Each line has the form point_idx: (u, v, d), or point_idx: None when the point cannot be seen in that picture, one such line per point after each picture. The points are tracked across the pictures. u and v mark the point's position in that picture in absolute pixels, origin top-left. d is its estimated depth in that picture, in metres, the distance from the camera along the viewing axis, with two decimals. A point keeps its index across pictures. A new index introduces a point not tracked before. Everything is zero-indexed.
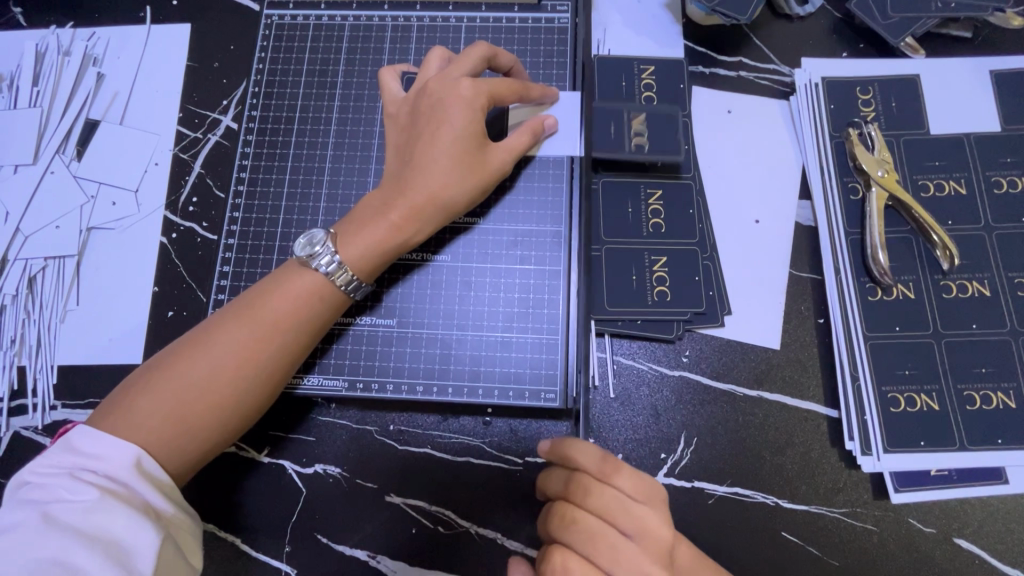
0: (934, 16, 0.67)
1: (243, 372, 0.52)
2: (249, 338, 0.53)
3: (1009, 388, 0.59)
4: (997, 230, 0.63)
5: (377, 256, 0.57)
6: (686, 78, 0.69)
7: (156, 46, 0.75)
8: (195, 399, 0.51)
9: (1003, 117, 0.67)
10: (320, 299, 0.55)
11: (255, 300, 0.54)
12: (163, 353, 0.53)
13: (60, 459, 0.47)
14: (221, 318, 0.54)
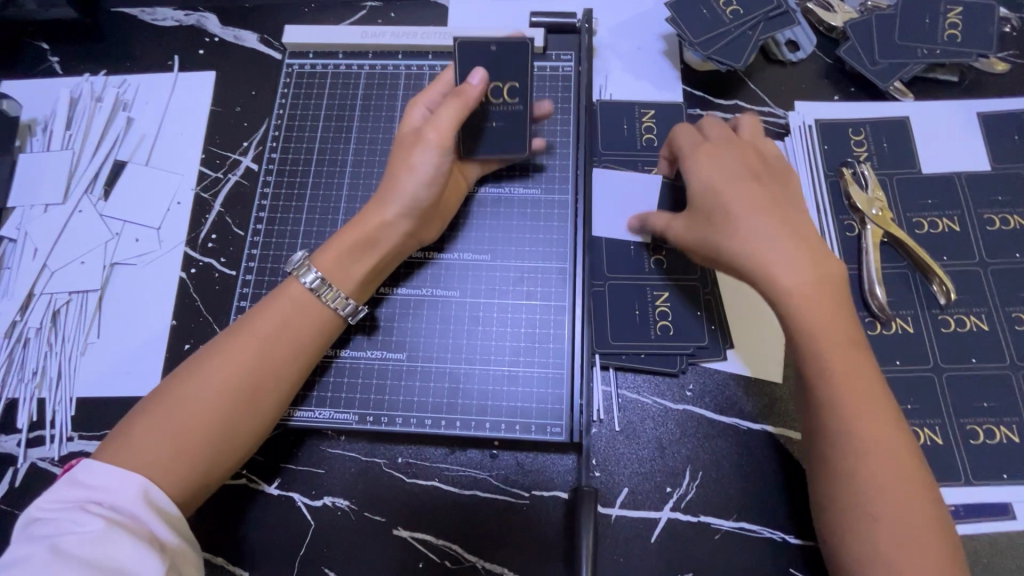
0: (921, 63, 0.71)
1: (235, 385, 0.54)
2: (240, 353, 0.55)
3: (1012, 422, 0.60)
4: (992, 266, 0.65)
5: (341, 265, 0.59)
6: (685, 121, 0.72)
7: (183, 93, 0.79)
8: (188, 417, 0.52)
9: (992, 157, 0.69)
10: (307, 315, 0.58)
11: (245, 322, 0.57)
12: (160, 386, 0.54)
13: (67, 493, 0.48)
14: (214, 344, 0.56)
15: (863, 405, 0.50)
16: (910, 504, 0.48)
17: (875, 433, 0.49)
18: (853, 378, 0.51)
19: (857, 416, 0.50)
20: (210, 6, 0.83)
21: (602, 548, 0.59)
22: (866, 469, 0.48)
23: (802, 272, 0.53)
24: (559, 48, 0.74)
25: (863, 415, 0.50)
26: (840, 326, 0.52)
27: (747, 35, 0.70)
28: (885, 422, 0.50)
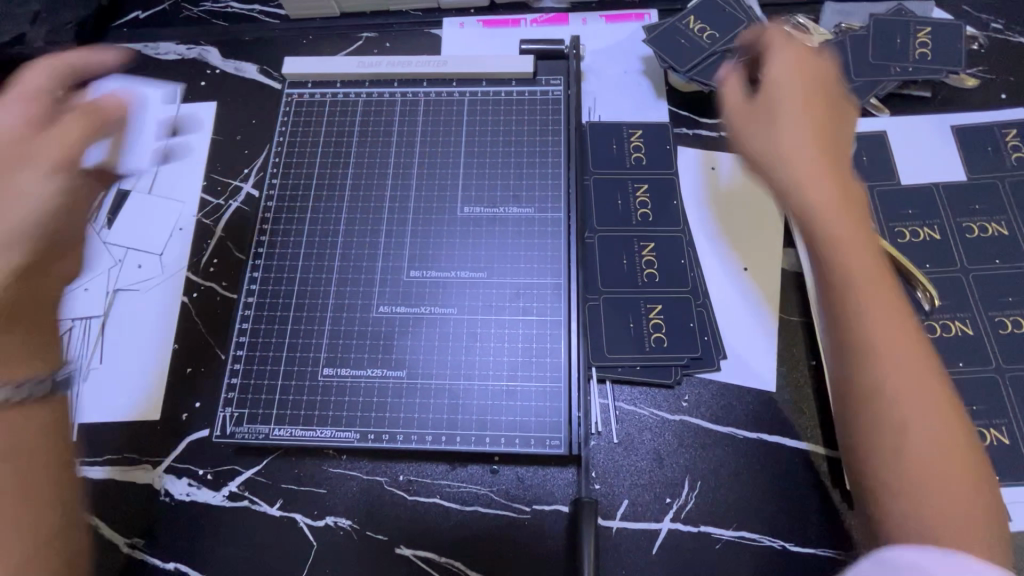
0: (894, 80, 0.74)
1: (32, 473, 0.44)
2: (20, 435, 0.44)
3: (1001, 424, 0.61)
4: (973, 273, 0.67)
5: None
6: (671, 140, 0.75)
7: (186, 123, 0.82)
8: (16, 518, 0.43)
9: (968, 167, 0.72)
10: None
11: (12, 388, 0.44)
12: None
13: None
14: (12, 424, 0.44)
15: (910, 410, 0.44)
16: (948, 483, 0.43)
17: (923, 424, 0.44)
18: (889, 329, 0.46)
19: (914, 410, 0.44)
20: (211, 40, 0.86)
21: (604, 561, 0.59)
22: (907, 462, 0.43)
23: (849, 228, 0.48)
24: (549, 73, 0.77)
25: (908, 394, 0.44)
26: (884, 301, 0.46)
27: (727, 56, 0.74)
28: (934, 417, 0.44)
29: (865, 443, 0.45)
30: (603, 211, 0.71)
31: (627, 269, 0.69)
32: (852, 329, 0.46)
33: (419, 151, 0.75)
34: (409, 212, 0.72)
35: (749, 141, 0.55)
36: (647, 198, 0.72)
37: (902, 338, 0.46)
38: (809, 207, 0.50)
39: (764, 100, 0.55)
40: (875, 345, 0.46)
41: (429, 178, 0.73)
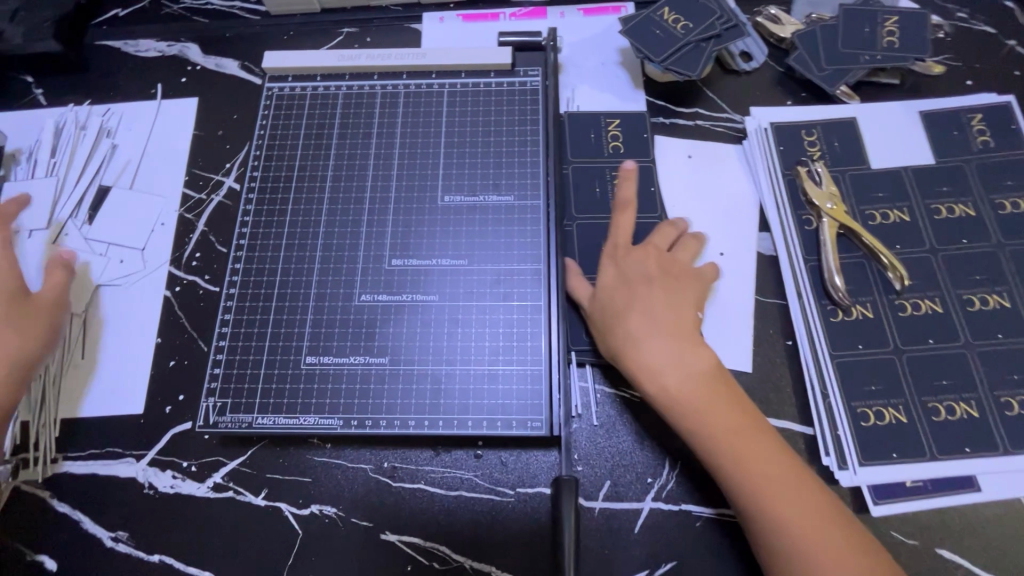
0: (864, 67, 0.76)
1: None
2: None
3: (971, 398, 0.63)
4: (942, 252, 0.69)
5: None
6: (649, 128, 0.76)
7: (166, 119, 0.82)
8: None
9: (935, 151, 0.74)
10: None
11: None
12: None
13: None
14: None
15: (784, 501, 0.54)
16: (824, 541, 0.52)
17: (811, 530, 0.52)
18: (729, 420, 0.57)
19: (803, 524, 0.53)
20: (191, 37, 0.86)
21: (588, 541, 0.60)
22: (783, 529, 0.53)
23: (689, 381, 0.59)
24: (527, 65, 0.79)
25: (808, 535, 0.52)
26: (728, 409, 0.58)
27: (701, 46, 0.75)
28: (804, 495, 0.54)
29: (761, 524, 0.54)
30: (582, 199, 0.73)
31: None
32: (748, 502, 0.54)
33: (400, 143, 0.75)
34: (390, 203, 0.72)
35: (619, 351, 0.61)
36: None
37: (753, 442, 0.57)
38: (681, 423, 0.58)
39: (614, 301, 0.63)
40: (767, 510, 0.54)
41: (409, 169, 0.74)
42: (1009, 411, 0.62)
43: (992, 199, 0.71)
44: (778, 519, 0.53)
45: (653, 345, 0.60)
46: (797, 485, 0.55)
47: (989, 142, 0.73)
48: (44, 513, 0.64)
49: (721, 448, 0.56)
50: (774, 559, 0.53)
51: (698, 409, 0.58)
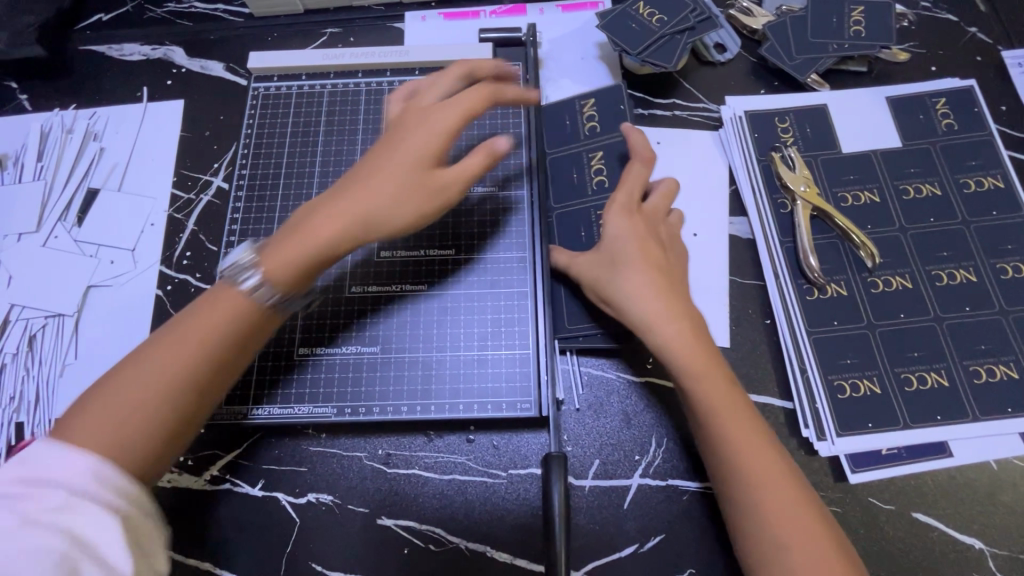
0: (832, 56, 0.79)
1: (161, 410, 0.48)
2: (176, 355, 0.50)
3: (941, 368, 0.66)
4: (911, 231, 0.72)
5: (291, 266, 0.54)
6: (625, 99, 0.77)
7: (153, 121, 0.83)
8: (150, 423, 0.48)
9: (903, 134, 0.77)
10: (246, 316, 0.53)
11: (176, 331, 0.51)
12: (136, 404, 0.48)
13: (9, 475, 0.42)
14: (141, 351, 0.50)
15: (752, 451, 0.54)
16: (809, 518, 0.52)
17: (772, 481, 0.53)
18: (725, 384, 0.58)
19: (765, 476, 0.53)
20: (176, 39, 0.87)
21: (579, 518, 0.62)
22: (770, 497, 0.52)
23: (681, 331, 0.59)
24: (508, 60, 0.81)
25: (768, 486, 0.53)
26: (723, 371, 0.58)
27: (676, 38, 0.77)
28: (778, 460, 0.54)
29: (746, 489, 0.53)
30: (561, 184, 0.74)
31: (585, 238, 0.71)
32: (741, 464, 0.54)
33: (385, 139, 0.77)
34: None
35: (623, 300, 0.61)
36: (602, 165, 0.74)
37: (744, 410, 0.57)
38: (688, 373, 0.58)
39: (619, 254, 0.63)
40: (737, 460, 0.54)
41: None
42: (977, 379, 0.65)
43: (957, 179, 0.74)
44: (742, 466, 0.54)
45: (650, 295, 0.60)
46: (764, 440, 0.55)
47: (954, 124, 0.77)
48: None
49: (702, 399, 0.57)
50: (749, 513, 0.52)
51: (701, 364, 0.58)
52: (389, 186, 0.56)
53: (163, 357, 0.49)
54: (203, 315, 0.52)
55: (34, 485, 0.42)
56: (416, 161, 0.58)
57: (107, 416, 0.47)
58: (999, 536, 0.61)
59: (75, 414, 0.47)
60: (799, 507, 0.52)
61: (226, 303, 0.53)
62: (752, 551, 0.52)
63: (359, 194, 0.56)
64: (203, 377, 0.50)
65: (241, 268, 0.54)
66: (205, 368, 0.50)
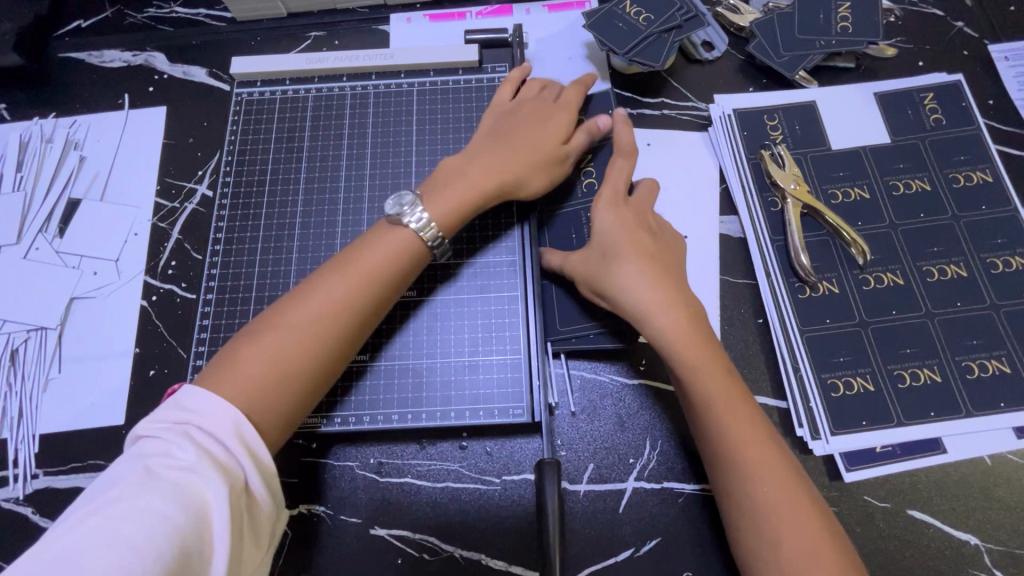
0: (820, 52, 0.78)
1: (303, 352, 0.54)
2: (338, 288, 0.56)
3: (933, 364, 0.65)
4: (901, 227, 0.71)
5: (461, 210, 0.63)
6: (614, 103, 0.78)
7: (135, 128, 0.82)
8: (282, 360, 0.53)
9: (891, 130, 0.77)
10: (404, 257, 0.60)
11: (350, 258, 0.59)
12: (286, 340, 0.53)
13: (168, 415, 0.49)
14: (319, 276, 0.58)
15: (747, 444, 0.54)
16: (806, 515, 0.51)
17: (766, 474, 0.52)
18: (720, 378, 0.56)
19: (759, 468, 0.53)
20: (157, 45, 0.86)
21: (574, 523, 0.62)
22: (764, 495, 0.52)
23: (675, 321, 0.58)
24: (494, 61, 0.80)
25: (763, 478, 0.52)
26: (717, 363, 0.57)
27: (663, 37, 0.77)
28: (773, 455, 0.53)
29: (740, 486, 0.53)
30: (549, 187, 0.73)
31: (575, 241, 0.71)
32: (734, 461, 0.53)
33: (372, 143, 0.76)
34: (366, 203, 0.73)
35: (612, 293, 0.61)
36: (591, 168, 0.73)
37: (740, 404, 0.56)
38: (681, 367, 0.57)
39: (607, 249, 0.62)
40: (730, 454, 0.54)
41: (383, 169, 0.75)
42: (969, 374, 0.65)
43: (947, 173, 0.74)
44: (737, 462, 0.53)
45: (642, 289, 0.59)
46: (761, 431, 0.55)
47: (942, 119, 0.76)
48: (30, 530, 0.64)
49: (698, 390, 0.56)
50: (743, 513, 0.52)
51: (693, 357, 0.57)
52: (525, 157, 0.66)
53: (339, 291, 0.56)
54: (354, 265, 0.58)
55: (185, 425, 0.48)
56: (536, 136, 0.68)
57: (265, 357, 0.52)
58: (995, 531, 0.61)
59: (238, 351, 0.53)
60: (796, 506, 0.51)
61: (391, 241, 0.60)
62: (749, 552, 0.52)
63: (500, 158, 0.66)
64: (357, 314, 0.57)
65: (407, 209, 0.61)
66: (354, 312, 0.56)
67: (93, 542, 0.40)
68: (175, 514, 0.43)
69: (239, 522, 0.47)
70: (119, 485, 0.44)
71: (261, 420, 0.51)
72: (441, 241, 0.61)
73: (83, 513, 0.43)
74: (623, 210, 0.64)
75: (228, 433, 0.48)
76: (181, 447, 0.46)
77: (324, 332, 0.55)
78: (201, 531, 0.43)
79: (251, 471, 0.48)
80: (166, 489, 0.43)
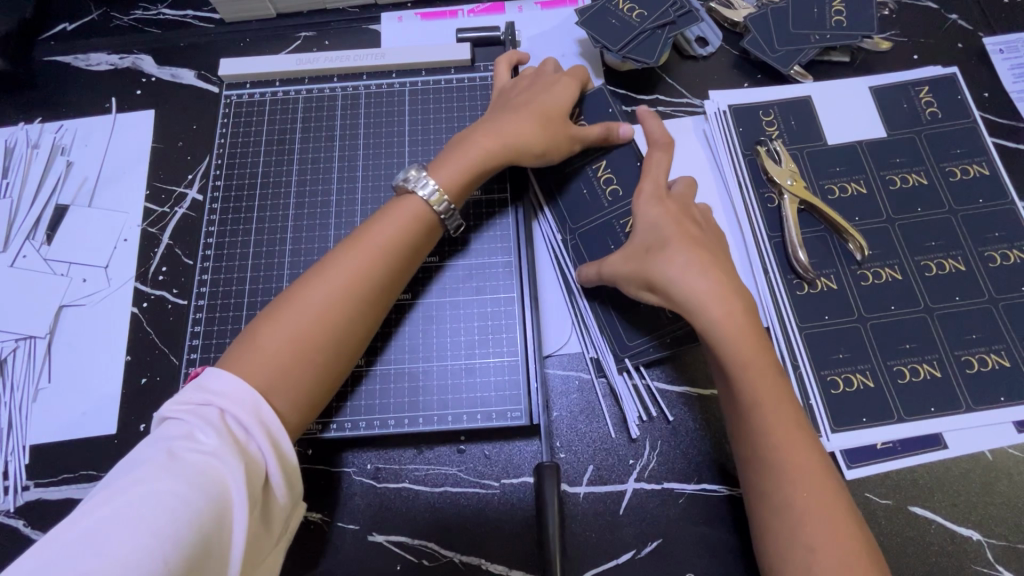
0: (814, 47, 0.78)
1: (321, 334, 0.53)
2: (350, 265, 0.56)
3: (933, 359, 0.65)
4: (898, 221, 0.71)
5: (462, 182, 0.62)
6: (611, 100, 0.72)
7: (123, 132, 0.80)
8: (301, 341, 0.53)
9: (887, 124, 0.76)
10: (421, 237, 0.60)
11: (359, 236, 0.59)
12: (301, 321, 0.53)
13: (192, 397, 0.48)
14: (330, 256, 0.57)
15: (792, 444, 0.52)
16: (840, 518, 0.50)
17: (805, 478, 0.51)
18: (770, 373, 0.55)
19: (798, 474, 0.51)
20: (144, 48, 0.84)
21: (574, 527, 0.61)
22: (802, 499, 0.50)
23: (733, 312, 0.55)
24: (487, 60, 0.79)
25: (801, 483, 0.51)
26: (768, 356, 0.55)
27: (657, 33, 0.76)
28: (816, 456, 0.52)
29: (780, 490, 0.51)
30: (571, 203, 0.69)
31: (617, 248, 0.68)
32: (779, 461, 0.52)
33: (364, 145, 0.75)
34: (359, 205, 0.72)
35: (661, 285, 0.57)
36: (610, 173, 0.69)
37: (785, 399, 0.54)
38: (734, 361, 0.54)
39: (652, 241, 0.60)
40: (775, 453, 0.52)
41: (375, 170, 0.74)
42: (969, 369, 0.65)
43: (943, 167, 0.73)
44: (780, 462, 0.52)
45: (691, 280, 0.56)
46: (803, 432, 0.53)
47: (938, 113, 0.76)
48: (21, 543, 0.63)
49: (744, 387, 0.54)
50: (778, 516, 0.51)
51: (747, 351, 0.55)
52: (533, 128, 0.65)
53: (352, 270, 0.56)
54: (367, 245, 0.58)
55: (209, 405, 0.47)
56: (547, 108, 0.66)
57: (284, 333, 0.52)
58: (996, 526, 0.60)
59: (257, 329, 0.53)
60: (834, 506, 0.50)
61: (404, 216, 0.59)
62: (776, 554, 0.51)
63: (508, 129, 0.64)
64: (374, 295, 0.57)
65: (415, 179, 0.61)
66: (370, 291, 0.56)
67: (110, 526, 0.39)
68: (196, 498, 0.42)
69: (255, 509, 0.46)
70: (141, 468, 0.43)
71: (276, 397, 0.51)
72: (451, 210, 0.61)
73: (100, 497, 0.41)
74: (664, 202, 0.62)
75: (250, 416, 0.47)
76: (203, 431, 0.45)
77: (342, 310, 0.55)
78: (221, 516, 0.43)
79: (271, 457, 0.47)
80: (187, 473, 0.43)
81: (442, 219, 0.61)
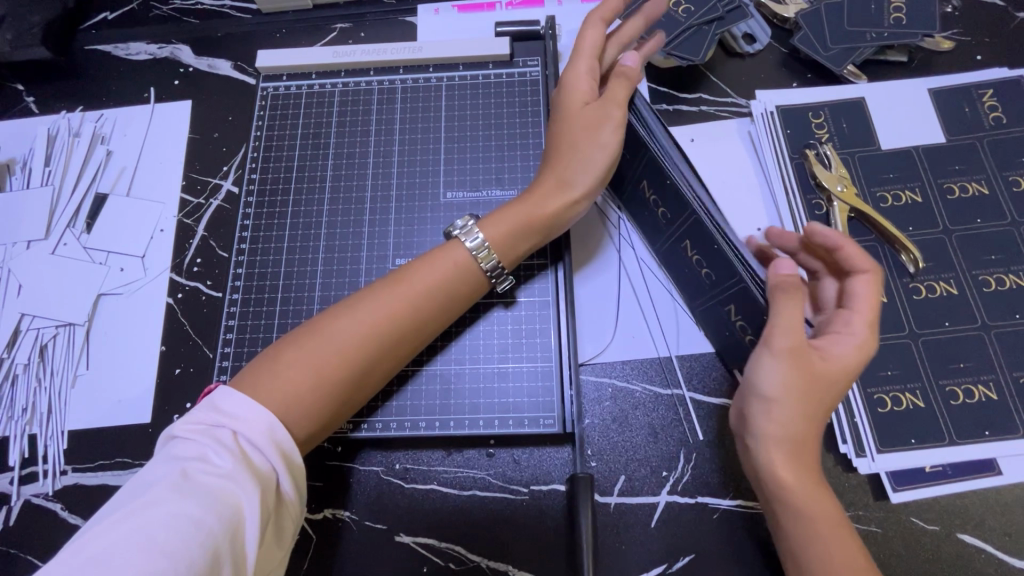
0: (871, 45, 0.74)
1: (344, 364, 0.53)
2: (379, 303, 0.56)
3: (989, 380, 0.62)
4: (955, 233, 0.67)
5: (518, 238, 0.61)
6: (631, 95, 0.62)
7: (160, 123, 0.81)
8: (325, 374, 0.52)
9: (947, 129, 0.72)
10: (462, 273, 0.59)
11: (392, 276, 0.58)
12: (325, 357, 0.53)
13: (206, 416, 0.49)
14: (358, 295, 0.57)
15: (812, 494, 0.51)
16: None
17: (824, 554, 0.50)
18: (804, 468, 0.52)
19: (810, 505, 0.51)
20: (182, 38, 0.84)
21: (603, 537, 0.60)
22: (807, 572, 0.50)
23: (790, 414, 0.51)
24: (526, 54, 0.77)
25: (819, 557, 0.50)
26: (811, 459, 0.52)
27: (704, 30, 0.73)
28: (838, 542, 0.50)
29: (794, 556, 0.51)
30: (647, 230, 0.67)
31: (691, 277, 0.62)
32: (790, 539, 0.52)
33: (399, 139, 0.74)
34: (392, 201, 0.72)
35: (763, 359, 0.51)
36: (655, 197, 0.61)
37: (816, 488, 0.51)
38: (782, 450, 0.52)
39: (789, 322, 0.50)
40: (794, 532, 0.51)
41: (410, 166, 0.73)
42: None
43: (1006, 176, 0.69)
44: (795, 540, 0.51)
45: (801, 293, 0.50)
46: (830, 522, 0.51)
47: (1003, 118, 0.72)
48: (57, 525, 0.64)
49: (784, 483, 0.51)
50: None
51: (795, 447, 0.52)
52: (583, 148, 0.61)
53: (383, 304, 0.56)
54: (400, 282, 0.57)
55: (224, 426, 0.48)
56: (581, 116, 0.62)
57: (308, 366, 0.52)
58: None
59: (279, 355, 0.53)
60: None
61: (445, 261, 0.59)
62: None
63: (564, 163, 0.62)
64: (405, 328, 0.56)
65: (467, 231, 0.60)
66: (398, 322, 0.56)
67: (124, 548, 0.40)
68: (210, 519, 0.42)
69: (269, 523, 0.47)
70: (153, 489, 0.43)
71: (297, 419, 0.51)
72: (499, 270, 0.60)
73: (115, 517, 0.42)
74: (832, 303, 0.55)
75: (262, 436, 0.48)
76: (215, 452, 0.46)
77: (365, 341, 0.54)
78: (234, 535, 0.43)
79: (282, 472, 0.48)
80: (201, 494, 0.43)
81: (489, 277, 0.61)
